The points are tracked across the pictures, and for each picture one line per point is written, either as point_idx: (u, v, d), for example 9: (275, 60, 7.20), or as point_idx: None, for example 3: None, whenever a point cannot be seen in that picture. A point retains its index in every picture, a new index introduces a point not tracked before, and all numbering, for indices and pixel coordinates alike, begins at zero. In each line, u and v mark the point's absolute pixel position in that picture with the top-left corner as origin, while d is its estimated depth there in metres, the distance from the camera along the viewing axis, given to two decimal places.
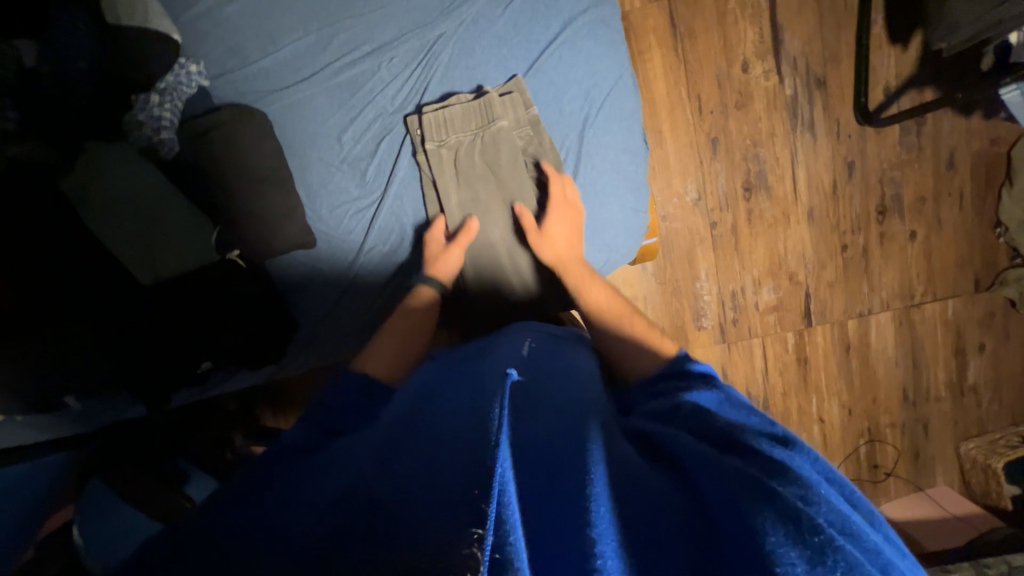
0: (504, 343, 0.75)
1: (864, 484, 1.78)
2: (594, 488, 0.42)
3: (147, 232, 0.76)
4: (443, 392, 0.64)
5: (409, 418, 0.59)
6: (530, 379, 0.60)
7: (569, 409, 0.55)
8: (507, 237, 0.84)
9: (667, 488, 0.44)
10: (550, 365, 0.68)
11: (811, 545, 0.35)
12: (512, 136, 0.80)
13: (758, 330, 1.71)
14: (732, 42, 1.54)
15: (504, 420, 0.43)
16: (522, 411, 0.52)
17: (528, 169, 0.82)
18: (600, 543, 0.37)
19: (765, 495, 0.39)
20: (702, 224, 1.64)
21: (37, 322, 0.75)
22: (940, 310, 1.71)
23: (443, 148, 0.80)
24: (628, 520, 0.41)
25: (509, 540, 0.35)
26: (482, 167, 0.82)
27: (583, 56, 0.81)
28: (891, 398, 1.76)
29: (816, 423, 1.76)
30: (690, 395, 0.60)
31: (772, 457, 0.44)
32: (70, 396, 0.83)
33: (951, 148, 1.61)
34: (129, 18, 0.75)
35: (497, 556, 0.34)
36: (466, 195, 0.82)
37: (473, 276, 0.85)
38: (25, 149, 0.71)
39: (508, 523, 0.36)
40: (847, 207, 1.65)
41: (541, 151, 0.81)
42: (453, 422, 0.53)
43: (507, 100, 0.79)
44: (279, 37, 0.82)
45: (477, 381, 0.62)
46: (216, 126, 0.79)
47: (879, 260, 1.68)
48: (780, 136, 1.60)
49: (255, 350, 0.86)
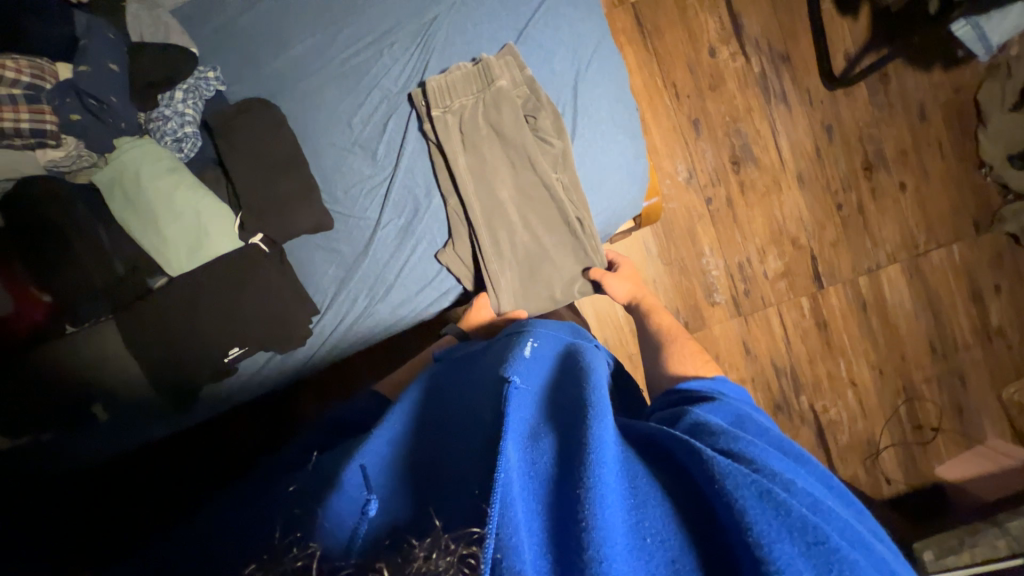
0: (509, 340, 0.78)
1: (912, 447, 1.70)
2: (607, 496, 0.46)
3: (179, 222, 0.81)
4: (453, 396, 0.68)
5: (425, 427, 0.63)
6: (532, 386, 0.62)
7: (575, 411, 0.57)
8: (517, 200, 0.89)
9: (669, 490, 0.50)
10: (550, 365, 0.70)
11: (803, 550, 0.42)
12: (512, 95, 0.85)
13: (771, 298, 1.71)
14: (697, 32, 1.66)
15: (507, 441, 0.49)
16: (530, 420, 0.56)
17: (530, 124, 0.87)
18: (607, 548, 0.41)
19: (765, 500, 0.45)
20: (698, 200, 1.69)
21: (76, 344, 0.83)
22: (947, 256, 1.71)
23: (448, 113, 0.85)
24: (642, 523, 0.46)
25: (508, 541, 0.40)
26: (486, 129, 0.87)
27: (566, 20, 0.88)
28: (919, 352, 1.72)
29: (850, 388, 1.71)
30: (699, 410, 0.64)
31: (772, 469, 0.51)
32: (100, 404, 0.85)
33: (921, 101, 1.68)
34: (153, 37, 0.84)
35: (497, 555, 0.39)
36: (473, 158, 0.86)
37: (489, 242, 0.88)
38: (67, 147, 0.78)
39: (509, 525, 0.41)
40: (834, 168, 1.70)
41: (540, 105, 0.86)
42: (468, 439, 0.57)
43: (503, 62, 0.85)
44: (287, 40, 0.89)
45: (483, 387, 0.65)
46: (235, 117, 0.84)
47: (876, 215, 1.71)
48: (756, 111, 1.69)
49: (278, 331, 0.87)
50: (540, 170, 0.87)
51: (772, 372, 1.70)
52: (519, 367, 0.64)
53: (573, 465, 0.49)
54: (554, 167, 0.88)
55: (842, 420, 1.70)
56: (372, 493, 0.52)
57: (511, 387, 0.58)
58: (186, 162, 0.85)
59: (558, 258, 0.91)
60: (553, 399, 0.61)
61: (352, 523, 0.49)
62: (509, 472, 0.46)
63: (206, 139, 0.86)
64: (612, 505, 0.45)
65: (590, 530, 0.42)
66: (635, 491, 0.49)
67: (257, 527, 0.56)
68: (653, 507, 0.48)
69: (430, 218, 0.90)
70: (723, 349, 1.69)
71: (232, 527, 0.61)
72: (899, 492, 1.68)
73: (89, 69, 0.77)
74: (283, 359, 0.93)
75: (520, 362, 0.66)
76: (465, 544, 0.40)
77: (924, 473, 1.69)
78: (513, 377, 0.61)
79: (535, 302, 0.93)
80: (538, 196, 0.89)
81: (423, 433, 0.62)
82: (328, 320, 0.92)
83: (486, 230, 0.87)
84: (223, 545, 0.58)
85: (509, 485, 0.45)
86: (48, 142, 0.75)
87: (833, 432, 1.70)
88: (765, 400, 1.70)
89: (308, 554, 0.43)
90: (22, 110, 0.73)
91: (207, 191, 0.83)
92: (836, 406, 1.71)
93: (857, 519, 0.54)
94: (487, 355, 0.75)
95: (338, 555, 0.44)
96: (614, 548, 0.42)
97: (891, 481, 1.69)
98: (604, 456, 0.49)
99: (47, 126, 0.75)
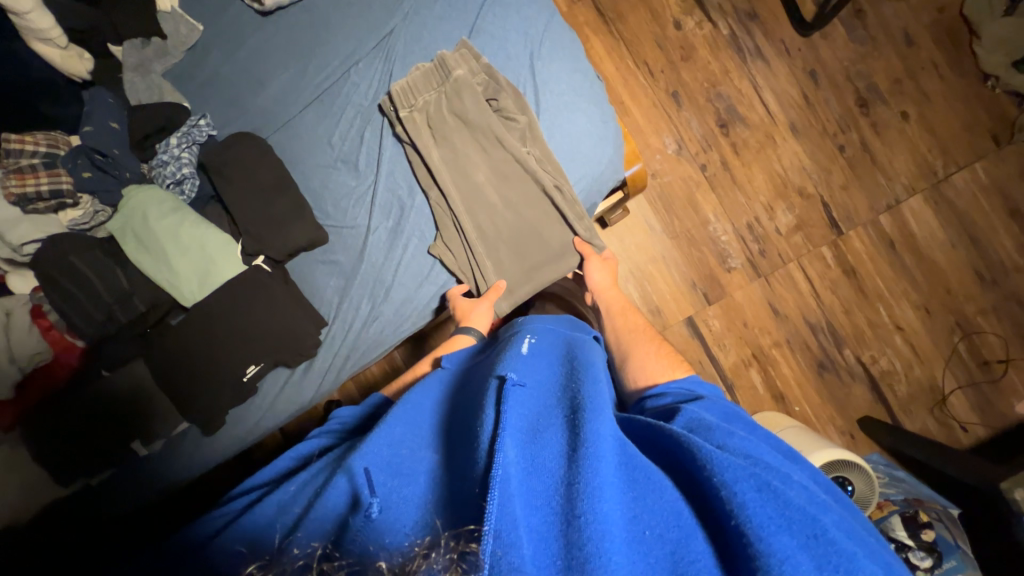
0: (505, 341, 0.73)
1: (984, 388, 1.49)
2: (606, 489, 0.42)
3: (189, 253, 0.88)
4: (449, 402, 0.64)
5: (422, 430, 0.58)
6: (529, 379, 0.58)
7: (572, 405, 0.53)
8: (495, 182, 0.91)
9: (669, 483, 0.47)
10: (545, 358, 0.66)
11: (803, 543, 0.39)
12: (471, 82, 0.89)
13: (790, 254, 1.56)
14: (658, 10, 1.62)
15: (504, 435, 0.45)
16: (528, 413, 0.52)
17: (494, 108, 0.91)
18: (606, 544, 0.38)
19: (762, 489, 0.43)
20: (692, 170, 1.59)
21: (110, 389, 0.90)
22: (971, 177, 1.54)
23: (414, 111, 0.89)
24: (637, 519, 0.43)
25: (505, 538, 0.36)
26: (452, 119, 0.91)
27: (513, 7, 0.93)
28: (966, 283, 1.52)
29: (896, 333, 1.52)
30: (692, 402, 0.61)
31: (768, 462, 0.48)
32: (137, 441, 0.92)
33: (904, 27, 1.57)
34: (149, 99, 0.94)
35: (497, 551, 0.35)
36: (446, 150, 0.91)
37: (473, 226, 0.90)
38: (84, 201, 0.88)
39: (507, 519, 0.37)
40: (827, 110, 1.58)
41: (499, 87, 0.90)
42: (463, 441, 0.53)
43: (458, 55, 0.90)
44: (265, 79, 0.98)
45: (479, 386, 0.61)
46: (230, 153, 0.91)
47: (883, 148, 1.56)
48: (734, 71, 1.60)
49: (292, 342, 0.92)
50: (509, 148, 0.90)
51: (807, 331, 1.54)
52: (514, 364, 0.59)
53: (572, 458, 0.45)
54: (523, 142, 0.91)
55: (896, 368, 1.51)
56: (376, 495, 0.47)
57: (509, 383, 0.53)
58: (188, 202, 0.93)
59: (546, 233, 0.92)
60: (547, 394, 0.57)
61: (357, 526, 0.44)
62: (508, 466, 0.42)
63: (204, 179, 0.94)
64: (611, 498, 0.42)
65: (587, 525, 0.39)
66: (633, 484, 0.45)
67: (268, 530, 0.53)
68: (653, 500, 0.44)
69: (416, 215, 0.94)
70: (750, 315, 1.56)
71: (231, 528, 0.55)
72: (980, 439, 1.47)
73: (92, 128, 0.88)
74: (302, 373, 0.96)
75: (517, 359, 0.61)
76: (465, 542, 0.36)
77: (1003, 414, 1.47)
78: (510, 372, 0.56)
79: (529, 279, 0.92)
80: (513, 175, 0.91)
81: (421, 439, 0.57)
82: (336, 331, 0.95)
83: (469, 216, 0.90)
84: (227, 543, 0.53)
85: (507, 479, 0.41)
86: (66, 200, 0.86)
87: (890, 383, 1.51)
88: (805, 361, 1.54)
89: (309, 554, 0.39)
90: (42, 175, 0.85)
91: (209, 223, 0.91)
92: (886, 355, 1.52)
93: (857, 517, 0.51)
94: (481, 359, 0.72)
95: (341, 554, 0.39)
96: (613, 543, 0.38)
97: (967, 428, 1.48)
98: (604, 449, 0.45)
99: (63, 185, 0.86)
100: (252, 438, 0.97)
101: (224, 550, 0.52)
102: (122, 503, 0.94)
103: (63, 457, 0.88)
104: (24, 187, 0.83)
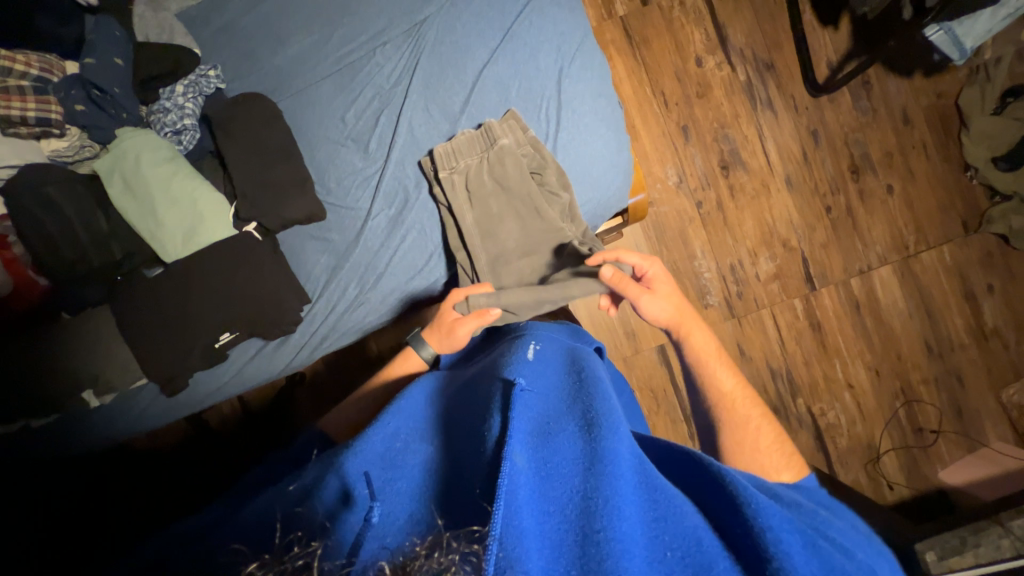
0: (508, 344, 0.75)
1: (914, 453, 1.60)
2: (629, 511, 0.44)
3: (178, 208, 0.84)
4: (449, 400, 0.65)
5: (415, 424, 0.62)
6: (536, 387, 0.59)
7: (583, 416, 0.55)
8: (523, 247, 0.91)
9: (690, 510, 0.48)
10: (548, 366, 0.68)
11: None
12: (516, 153, 0.88)
13: (764, 300, 1.63)
14: (683, 43, 1.63)
15: (517, 442, 0.46)
16: (538, 419, 0.53)
17: (536, 180, 0.91)
18: (629, 560, 0.40)
19: (789, 534, 0.47)
20: (689, 204, 1.63)
21: (66, 338, 0.86)
22: (938, 256, 1.64)
23: (454, 174, 0.88)
24: (657, 539, 0.44)
25: (517, 542, 0.37)
26: (492, 184, 0.89)
27: (550, 20, 0.93)
28: (915, 352, 1.63)
29: (847, 390, 1.62)
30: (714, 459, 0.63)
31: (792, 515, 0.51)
32: (88, 391, 0.88)
33: (903, 105, 1.65)
34: (157, 37, 0.89)
35: (504, 554, 0.36)
36: (480, 212, 0.89)
37: (481, 250, 0.89)
38: (71, 134, 0.85)
39: (517, 526, 0.38)
40: (822, 170, 1.65)
41: (545, 163, 0.90)
42: (469, 439, 0.54)
43: (506, 126, 0.89)
44: (285, 39, 0.94)
45: (482, 386, 0.63)
46: (236, 110, 0.88)
47: (866, 216, 1.65)
48: (743, 116, 1.65)
49: (271, 313, 0.89)
50: (547, 220, 0.89)
51: (767, 375, 1.62)
52: (522, 370, 0.61)
53: (586, 473, 0.46)
54: (561, 217, 0.91)
55: (841, 423, 1.61)
56: (376, 501, 0.48)
57: (518, 388, 0.54)
58: (185, 153, 0.90)
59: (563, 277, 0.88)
60: (557, 401, 0.58)
61: (355, 530, 0.44)
62: (519, 472, 0.43)
63: (205, 132, 0.91)
64: (629, 516, 0.44)
65: (608, 541, 0.40)
66: (654, 506, 0.47)
67: (245, 527, 0.53)
68: (673, 523, 0.46)
69: (420, 208, 0.93)
70: None
71: (212, 538, 0.55)
72: (903, 499, 1.58)
73: (94, 61, 0.84)
74: (275, 346, 0.95)
75: (523, 365, 0.63)
76: (465, 544, 0.36)
77: (927, 478, 1.58)
78: (520, 378, 0.58)
79: (519, 288, 0.83)
80: (543, 242, 0.90)
81: (413, 431, 0.60)
82: (319, 309, 0.94)
83: (491, 276, 0.89)
84: (211, 547, 0.53)
85: (519, 486, 0.42)
86: (53, 129, 0.82)
87: (832, 436, 1.61)
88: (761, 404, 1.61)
89: (308, 554, 0.39)
90: (30, 99, 0.80)
91: (203, 180, 0.87)
92: (834, 409, 1.61)
93: (870, 560, 0.54)
94: (485, 359, 0.75)
95: (341, 555, 0.41)
96: (633, 560, 0.40)
97: (893, 486, 1.59)
98: (620, 467, 0.47)
99: (52, 114, 0.82)
100: (220, 395, 0.96)
101: (202, 555, 0.52)
102: (72, 445, 0.94)
103: (10, 396, 0.85)
104: (9, 110, 0.79)
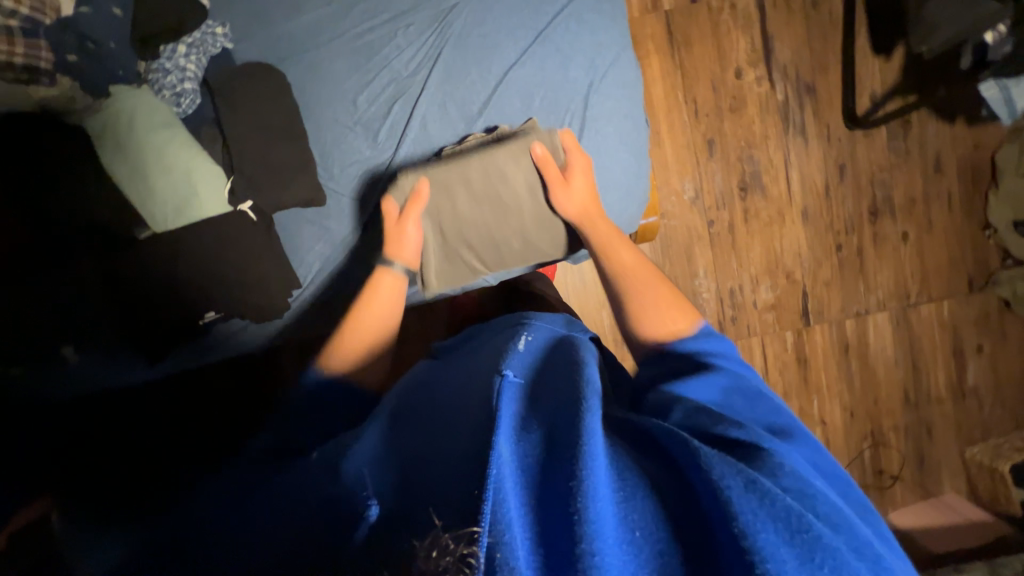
0: (506, 330, 0.71)
1: (871, 492, 1.65)
2: (592, 478, 0.38)
3: (169, 176, 0.80)
4: (445, 386, 0.62)
5: (413, 410, 0.59)
6: (529, 376, 0.55)
7: (568, 391, 0.49)
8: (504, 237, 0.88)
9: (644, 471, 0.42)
10: (544, 352, 0.63)
11: (789, 541, 0.35)
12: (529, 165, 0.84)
13: (757, 328, 1.62)
14: (725, 50, 1.54)
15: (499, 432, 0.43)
16: (528, 406, 0.49)
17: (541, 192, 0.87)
18: (596, 538, 0.35)
19: (731, 476, 0.39)
20: (700, 222, 1.59)
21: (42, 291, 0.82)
22: (936, 310, 1.63)
23: None
24: (627, 506, 0.39)
25: (505, 536, 0.35)
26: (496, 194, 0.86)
27: (588, 28, 0.87)
28: (892, 399, 1.65)
29: (819, 426, 1.64)
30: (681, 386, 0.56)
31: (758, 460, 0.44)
32: (70, 345, 0.86)
33: (937, 151, 1.59)
34: None
35: (499, 554, 0.34)
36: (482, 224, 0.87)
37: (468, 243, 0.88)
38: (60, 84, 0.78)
39: (504, 522, 0.36)
40: (840, 206, 1.61)
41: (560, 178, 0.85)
42: (458, 422, 0.51)
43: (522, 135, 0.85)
44: (302, 5, 0.88)
45: (473, 372, 0.59)
46: (241, 79, 0.83)
47: (874, 259, 1.62)
48: (773, 138, 1.58)
49: (258, 299, 0.87)
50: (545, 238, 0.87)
51: None
52: (512, 360, 0.57)
53: (561, 450, 0.42)
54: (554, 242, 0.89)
55: None
56: (377, 496, 0.46)
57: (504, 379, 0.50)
58: (183, 117, 0.86)
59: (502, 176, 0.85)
60: (550, 383, 0.53)
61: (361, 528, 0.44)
62: (505, 464, 0.40)
63: (205, 98, 0.87)
64: (604, 492, 0.38)
65: (580, 524, 0.35)
66: (624, 477, 0.41)
67: (188, 523, 0.53)
68: (643, 498, 0.40)
69: None
70: None
71: (169, 528, 0.56)
72: None
73: (91, 10, 0.79)
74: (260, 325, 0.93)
75: (512, 356, 0.58)
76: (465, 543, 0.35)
77: None
78: (507, 369, 0.54)
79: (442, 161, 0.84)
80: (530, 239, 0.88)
81: (409, 419, 0.57)
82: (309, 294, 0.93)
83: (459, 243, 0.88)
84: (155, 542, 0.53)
85: (505, 478, 0.39)
86: (42, 78, 0.77)
87: None
88: None
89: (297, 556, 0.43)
90: (17, 43, 0.74)
91: (198, 149, 0.83)
92: None
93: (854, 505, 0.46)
94: (485, 342, 0.71)
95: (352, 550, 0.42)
96: (607, 540, 0.35)
97: None
98: (598, 444, 0.42)
99: (41, 60, 0.76)
100: (209, 361, 0.95)
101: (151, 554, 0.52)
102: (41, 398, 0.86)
103: None
104: None
